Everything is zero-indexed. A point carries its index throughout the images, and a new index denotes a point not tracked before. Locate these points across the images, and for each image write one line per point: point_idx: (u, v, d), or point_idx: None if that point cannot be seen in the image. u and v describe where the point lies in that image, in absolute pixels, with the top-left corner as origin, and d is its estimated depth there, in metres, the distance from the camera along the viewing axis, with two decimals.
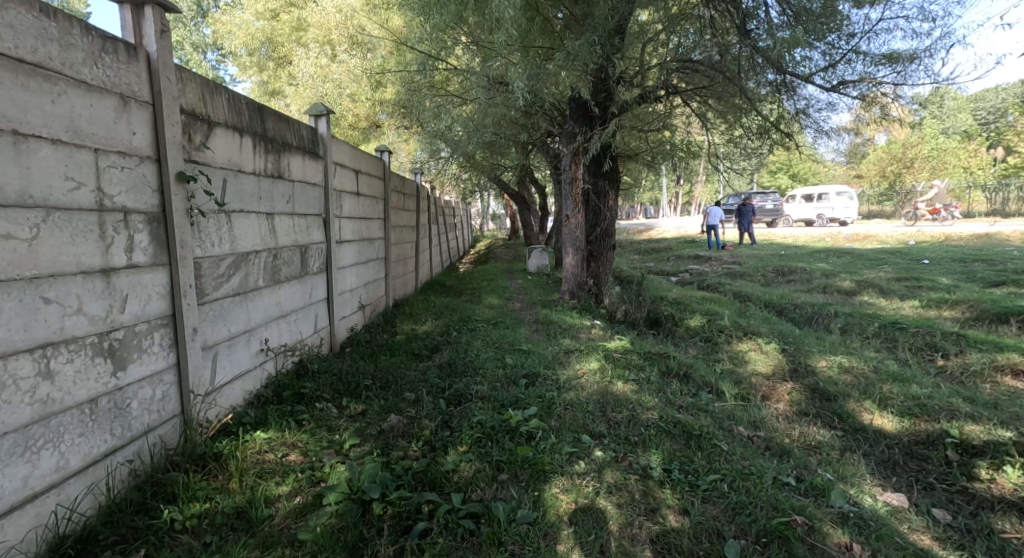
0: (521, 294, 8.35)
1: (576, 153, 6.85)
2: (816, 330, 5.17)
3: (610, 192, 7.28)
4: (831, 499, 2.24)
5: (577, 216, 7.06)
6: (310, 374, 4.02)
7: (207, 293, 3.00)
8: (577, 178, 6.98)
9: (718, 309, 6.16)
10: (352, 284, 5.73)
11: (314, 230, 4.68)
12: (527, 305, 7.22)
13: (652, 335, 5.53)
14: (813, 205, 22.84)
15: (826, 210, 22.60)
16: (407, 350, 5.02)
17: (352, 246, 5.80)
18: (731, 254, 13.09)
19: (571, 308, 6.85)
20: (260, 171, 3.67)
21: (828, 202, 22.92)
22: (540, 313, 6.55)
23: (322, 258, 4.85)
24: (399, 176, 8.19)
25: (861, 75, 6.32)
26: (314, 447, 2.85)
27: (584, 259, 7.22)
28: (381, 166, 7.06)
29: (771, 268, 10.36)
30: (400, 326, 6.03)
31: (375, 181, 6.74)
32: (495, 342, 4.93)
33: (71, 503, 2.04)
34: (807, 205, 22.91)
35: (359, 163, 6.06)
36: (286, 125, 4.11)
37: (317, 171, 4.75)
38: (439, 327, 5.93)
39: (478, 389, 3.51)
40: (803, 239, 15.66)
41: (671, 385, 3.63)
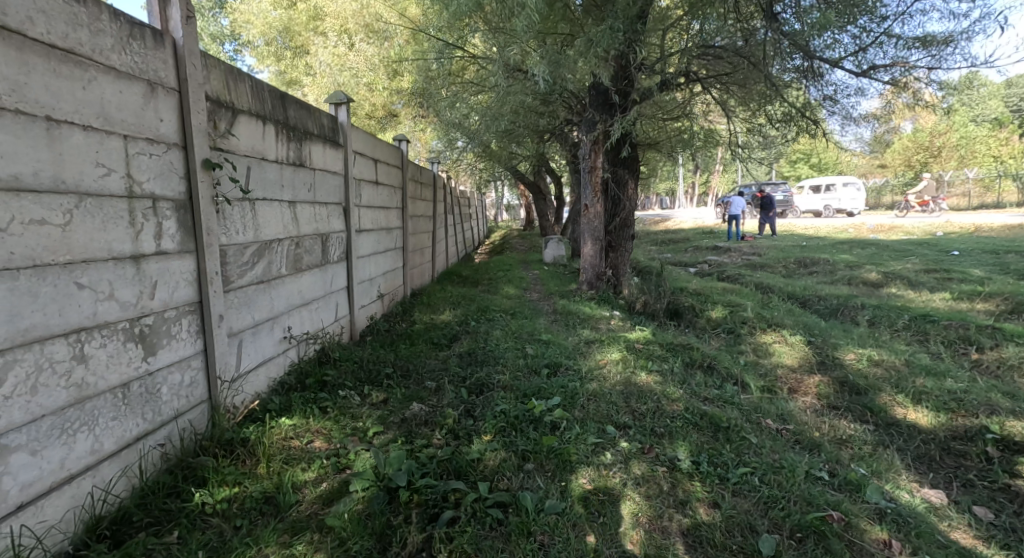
0: (537, 285, 8.32)
1: (596, 142, 6.76)
2: (842, 323, 5.08)
3: (629, 182, 7.20)
4: (867, 495, 2.19)
5: (596, 205, 6.99)
6: (331, 362, 4.04)
7: (232, 280, 3.01)
8: (597, 166, 6.90)
9: (741, 300, 6.07)
10: (370, 273, 5.75)
11: (335, 219, 4.68)
12: (545, 296, 7.19)
13: (673, 326, 5.47)
14: (822, 195, 22.93)
15: (833, 201, 22.67)
16: (426, 340, 5.02)
17: (371, 235, 5.81)
18: (750, 245, 12.92)
19: (590, 299, 6.79)
20: (283, 159, 3.67)
21: (834, 194, 22.95)
22: (558, 303, 6.52)
23: (342, 247, 4.86)
24: (416, 166, 8.18)
25: (894, 59, 6.17)
26: (339, 434, 2.86)
27: (603, 250, 7.17)
28: (399, 155, 7.05)
29: (792, 259, 10.21)
30: (419, 316, 6.04)
31: (393, 170, 6.74)
32: (515, 332, 4.92)
33: (106, 485, 2.07)
34: (815, 196, 23.04)
35: (378, 153, 6.05)
36: (307, 113, 4.10)
37: (337, 159, 4.75)
38: (458, 317, 5.93)
39: (500, 379, 3.50)
40: (825, 230, 15.39)
41: (695, 376, 3.59)
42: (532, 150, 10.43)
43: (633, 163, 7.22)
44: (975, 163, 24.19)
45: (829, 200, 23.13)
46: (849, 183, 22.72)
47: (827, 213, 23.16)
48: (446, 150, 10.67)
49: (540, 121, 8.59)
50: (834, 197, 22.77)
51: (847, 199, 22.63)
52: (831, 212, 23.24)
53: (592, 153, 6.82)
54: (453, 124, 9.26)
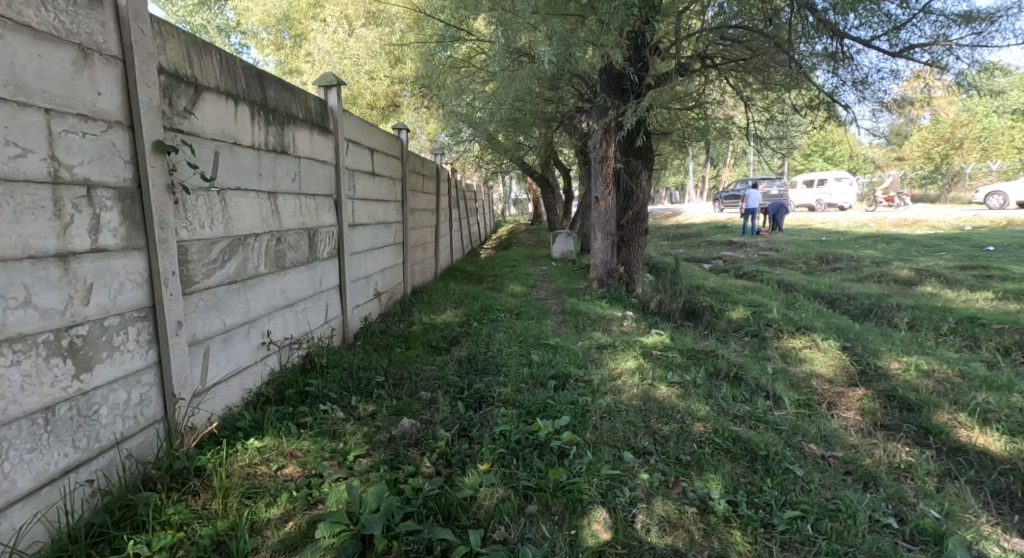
0: (545, 282, 7.93)
1: (608, 129, 6.32)
2: (879, 326, 4.66)
3: (643, 173, 6.78)
4: (949, 550, 1.82)
5: (608, 197, 6.56)
6: (317, 370, 3.68)
7: (195, 281, 2.64)
8: (609, 156, 6.42)
9: (764, 299, 5.66)
10: (366, 270, 5.40)
11: (324, 213, 4.32)
12: (553, 293, 6.81)
13: (691, 328, 5.08)
14: (813, 190, 22.84)
15: (825, 194, 22.74)
16: (424, 343, 4.65)
17: (366, 229, 5.44)
18: (766, 240, 12.46)
19: (601, 297, 6.39)
20: (260, 144, 3.29)
21: (825, 188, 22.87)
22: (567, 302, 6.13)
23: (333, 242, 4.50)
24: (418, 157, 7.80)
25: (933, 38, 5.70)
26: (316, 458, 2.50)
27: (615, 245, 6.76)
28: (399, 145, 6.68)
29: (812, 255, 9.76)
30: (418, 315, 5.67)
31: (392, 160, 6.36)
32: (520, 334, 4.54)
33: (14, 533, 1.72)
34: (807, 191, 23.02)
35: (374, 142, 5.66)
36: (289, 95, 3.72)
37: (327, 147, 4.37)
38: (461, 317, 5.56)
39: (502, 391, 3.12)
40: (845, 224, 14.88)
41: (721, 388, 3.20)
42: (540, 141, 10.01)
43: (647, 153, 6.78)
44: (996, 155, 23.73)
45: (820, 195, 23.04)
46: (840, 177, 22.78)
47: (818, 208, 23.07)
48: (450, 142, 10.28)
49: (546, 107, 8.16)
50: (823, 190, 22.75)
51: (837, 192, 22.80)
52: (824, 206, 23.22)
53: (603, 141, 6.38)
54: (458, 113, 8.87)
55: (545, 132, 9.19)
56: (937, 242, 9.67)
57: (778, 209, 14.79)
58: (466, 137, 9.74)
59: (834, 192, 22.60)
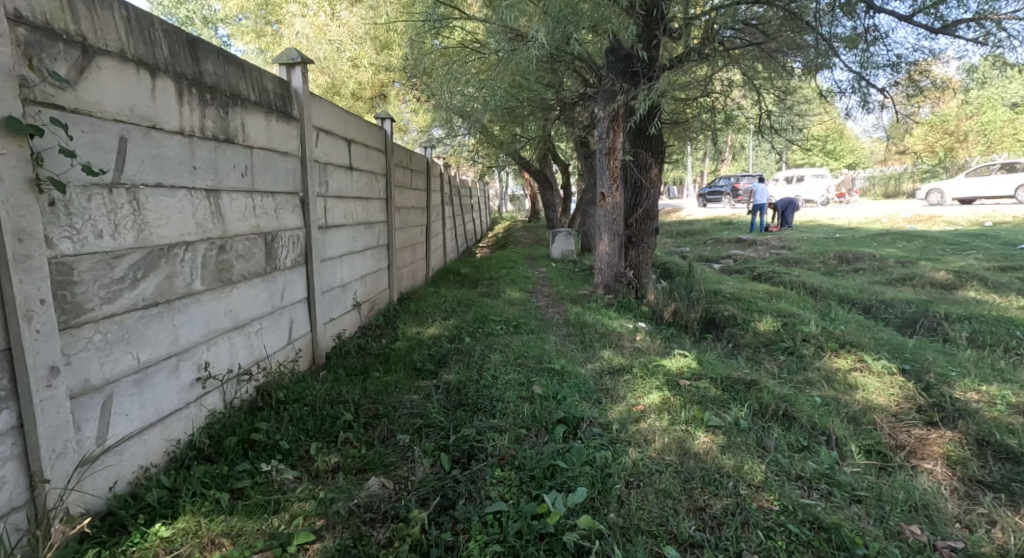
0: (544, 286, 7.31)
1: (616, 118, 5.69)
2: (934, 342, 4.08)
3: (653, 167, 6.15)
4: None
5: (616, 194, 5.93)
6: (272, 407, 3.02)
7: (87, 308, 1.97)
8: (616, 148, 5.78)
9: (794, 309, 5.07)
10: (341, 278, 4.74)
11: (286, 214, 3.65)
12: (554, 300, 6.18)
13: (714, 344, 4.47)
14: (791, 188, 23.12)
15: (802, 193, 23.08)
16: (407, 365, 4.01)
17: (342, 232, 4.78)
18: (777, 238, 11.87)
19: (608, 305, 5.77)
20: (192, 130, 2.62)
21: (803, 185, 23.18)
22: (571, 311, 5.51)
23: (297, 248, 3.83)
24: (406, 151, 7.15)
25: (979, 12, 5.08)
26: (241, 551, 1.86)
27: (622, 246, 6.12)
28: (382, 137, 6.02)
29: (829, 255, 9.18)
30: (403, 329, 5.03)
31: (374, 153, 5.70)
32: (519, 354, 3.91)
33: None
34: (789, 188, 23.12)
35: (351, 132, 5.00)
36: (237, 70, 3.05)
37: (290, 136, 3.69)
38: (452, 330, 4.93)
39: (497, 439, 2.50)
40: (856, 220, 14.30)
41: (771, 431, 2.59)
42: (538, 133, 9.36)
43: (657, 145, 6.15)
44: (1000, 149, 23.44)
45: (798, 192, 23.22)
46: (818, 175, 23.09)
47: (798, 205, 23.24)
48: (442, 134, 9.61)
49: (545, 94, 7.49)
50: (801, 189, 23.07)
51: (813, 189, 23.08)
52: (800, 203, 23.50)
53: (611, 131, 5.74)
54: (449, 104, 8.21)
55: (544, 124, 8.55)
56: (963, 240, 9.10)
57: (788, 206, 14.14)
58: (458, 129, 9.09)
59: (809, 189, 22.91)
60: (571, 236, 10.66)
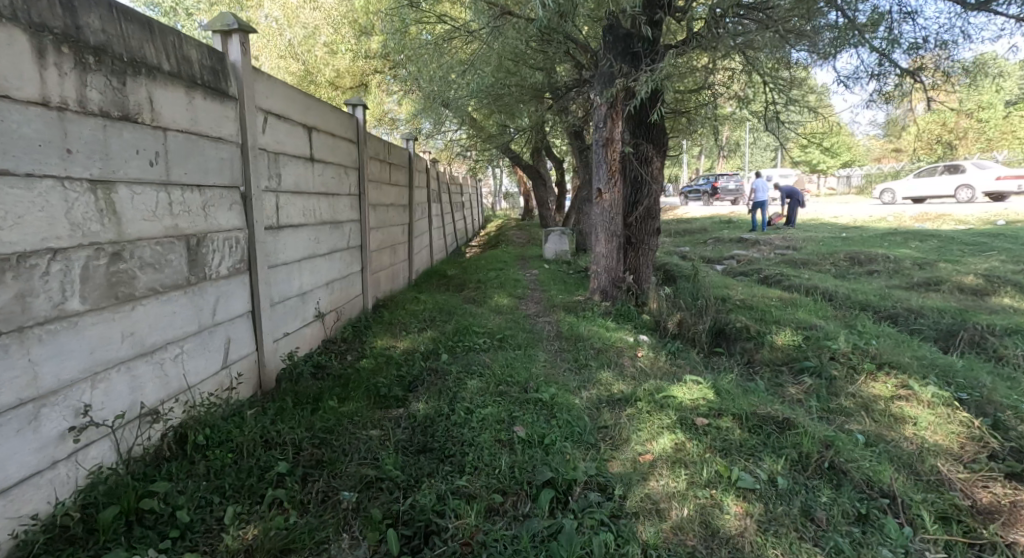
0: (535, 291, 6.73)
1: (615, 105, 5.10)
2: (986, 363, 3.52)
3: (654, 160, 5.57)
4: None
5: (615, 189, 5.34)
6: (187, 455, 2.42)
7: None
8: (614, 138, 5.17)
9: (815, 319, 4.51)
10: (299, 286, 4.13)
11: (218, 213, 3.03)
12: (546, 308, 5.60)
13: (727, 363, 3.90)
14: None
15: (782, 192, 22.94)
16: (369, 391, 3.41)
17: (300, 233, 4.17)
18: (781, 237, 11.32)
19: (604, 314, 5.20)
20: (67, 103, 2.01)
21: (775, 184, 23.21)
22: (564, 321, 4.93)
23: (236, 254, 3.21)
24: (383, 142, 6.55)
25: None
26: None
27: (620, 248, 5.54)
28: (352, 127, 5.41)
29: (839, 255, 8.62)
30: (372, 344, 4.43)
31: (342, 144, 5.08)
32: (502, 377, 3.33)
33: None
34: None
35: (312, 119, 4.39)
36: (144, 32, 2.44)
37: (224, 119, 3.07)
38: (429, 345, 4.34)
39: (462, 512, 1.92)
40: (862, 218, 13.76)
41: (818, 494, 2.03)
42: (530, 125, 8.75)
43: (659, 136, 5.58)
44: (1001, 145, 23.07)
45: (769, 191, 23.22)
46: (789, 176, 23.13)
47: None
48: (427, 125, 8.97)
49: (536, 79, 6.86)
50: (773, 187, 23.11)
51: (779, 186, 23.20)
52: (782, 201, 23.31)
53: (608, 119, 5.15)
54: (432, 91, 7.57)
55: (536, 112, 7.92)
56: (982, 240, 8.57)
57: (794, 198, 13.55)
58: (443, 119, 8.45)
59: None
60: (565, 235, 10.07)
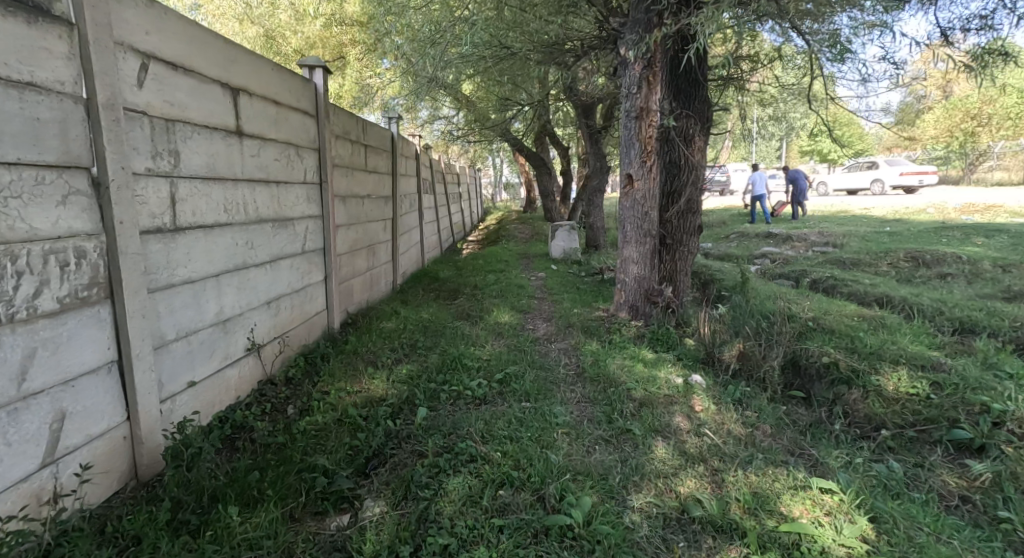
0: (544, 303, 5.53)
1: (653, 64, 3.85)
2: None
3: (695, 138, 4.36)
4: None
5: (650, 176, 4.11)
6: None
7: None
8: (650, 110, 3.93)
9: (930, 353, 3.35)
10: (215, 314, 2.93)
11: (34, 211, 1.84)
12: (560, 328, 4.42)
13: (832, 436, 2.74)
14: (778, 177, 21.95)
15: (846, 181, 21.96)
16: (302, 487, 2.23)
17: (220, 237, 2.96)
18: (818, 232, 10.13)
19: (635, 338, 4.03)
20: None
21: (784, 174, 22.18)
22: (586, 352, 3.76)
23: (79, 278, 2.00)
24: (355, 120, 5.30)
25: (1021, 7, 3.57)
26: None
27: (653, 252, 4.34)
28: (309, 95, 4.18)
29: (897, 254, 7.45)
30: (329, 388, 3.25)
31: (291, 117, 3.87)
32: (507, 469, 2.17)
33: None
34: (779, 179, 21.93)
35: (238, 77, 3.15)
36: None
37: (41, 53, 1.86)
38: (404, 392, 3.16)
39: None
40: (898, 210, 12.61)
41: None
42: (537, 100, 7.51)
43: (701, 108, 4.36)
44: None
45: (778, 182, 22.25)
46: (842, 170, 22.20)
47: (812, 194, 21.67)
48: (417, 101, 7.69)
49: (549, 32, 5.54)
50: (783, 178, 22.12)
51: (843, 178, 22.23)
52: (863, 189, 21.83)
53: (643, 84, 3.91)
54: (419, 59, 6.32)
55: (546, 73, 6.61)
56: None
57: (793, 183, 12.68)
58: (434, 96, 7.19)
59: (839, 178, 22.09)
60: (575, 231, 8.86)
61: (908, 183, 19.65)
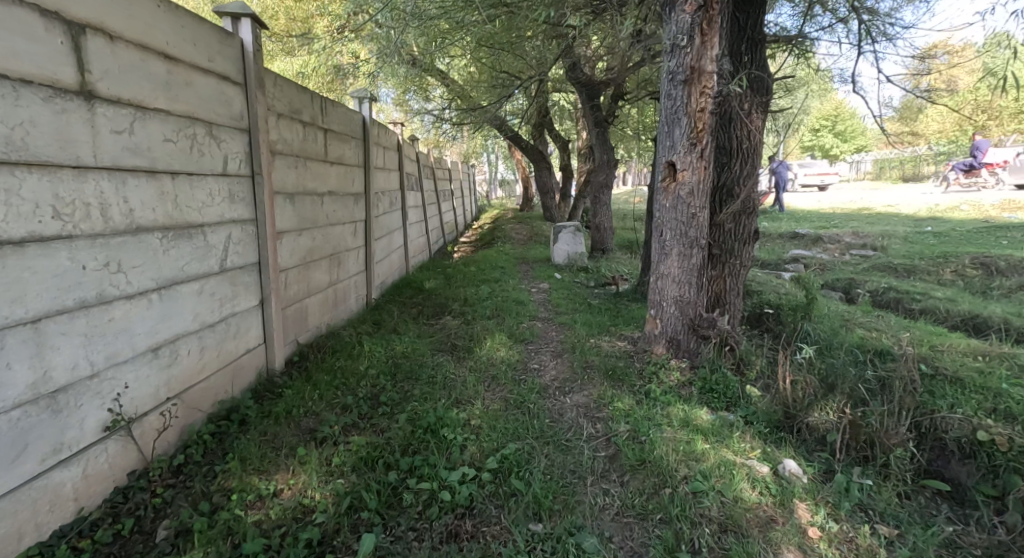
0: (550, 327, 4.45)
1: (710, 7, 2.76)
2: None
3: (751, 116, 3.30)
4: None
5: (702, 165, 3.01)
6: None
7: None
8: (705, 71, 2.83)
9: None
10: (35, 386, 1.82)
11: None
12: (576, 367, 3.33)
13: None
14: None
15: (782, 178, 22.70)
16: None
17: (46, 264, 1.86)
18: (851, 232, 9.11)
19: (680, 389, 2.96)
20: None
21: None
22: (616, 412, 2.69)
23: None
24: (308, 97, 4.17)
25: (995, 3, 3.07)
26: None
27: (700, 268, 3.24)
28: (232, 54, 3.06)
29: (959, 259, 6.42)
30: (232, 485, 2.15)
31: (199, 80, 2.74)
32: None
33: None
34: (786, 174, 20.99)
35: (85, 6, 2.02)
36: None
37: None
38: (347, 495, 2.08)
39: None
40: (930, 207, 11.59)
41: None
42: (536, 67, 6.33)
43: (759, 75, 3.30)
44: None
45: None
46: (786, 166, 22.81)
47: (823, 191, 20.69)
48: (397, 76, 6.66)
49: None
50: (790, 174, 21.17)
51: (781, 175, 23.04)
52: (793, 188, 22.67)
53: (695, 33, 2.80)
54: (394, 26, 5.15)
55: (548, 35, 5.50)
56: None
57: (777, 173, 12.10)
58: (416, 64, 6.03)
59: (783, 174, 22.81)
60: (581, 233, 7.68)
61: (812, 182, 21.75)
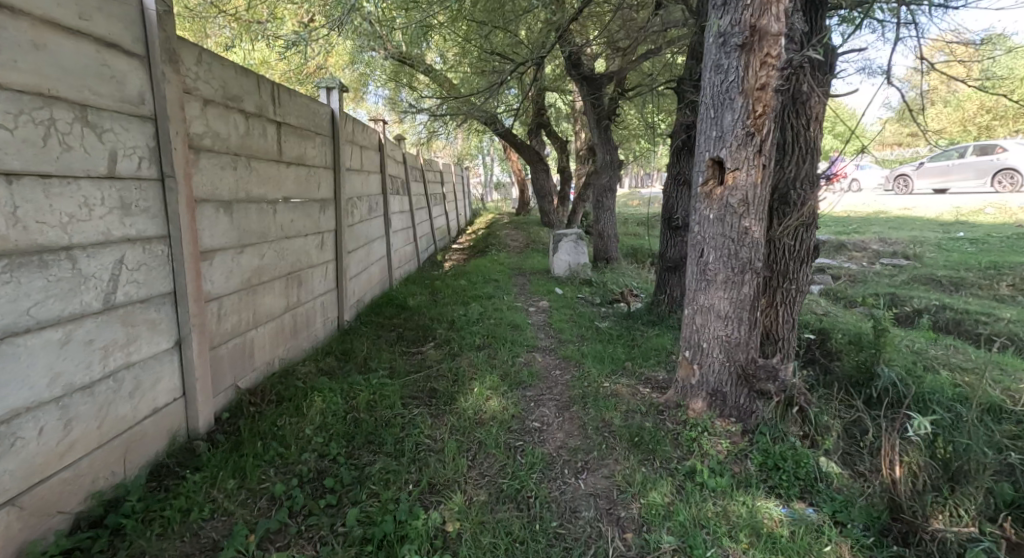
0: (553, 361, 3.66)
1: None
2: None
3: (814, 101, 2.59)
4: None
5: (761, 163, 2.23)
6: None
7: None
8: (773, 28, 2.07)
9: None
10: None
11: None
12: (589, 429, 2.55)
13: None
14: None
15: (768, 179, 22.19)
16: None
17: None
18: (877, 239, 8.34)
19: (731, 470, 2.20)
20: None
21: None
22: (654, 515, 1.97)
23: None
24: (252, 82, 3.36)
25: None
26: None
27: (753, 300, 2.45)
28: (125, 15, 2.26)
29: (1017, 271, 5.66)
30: None
31: (59, 41, 1.97)
32: None
33: None
34: None
35: None
36: None
37: None
38: None
39: None
40: (957, 210, 10.85)
41: None
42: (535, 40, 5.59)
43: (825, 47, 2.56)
44: None
45: None
46: None
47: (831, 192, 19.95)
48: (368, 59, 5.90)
49: None
50: None
51: None
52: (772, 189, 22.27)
53: None
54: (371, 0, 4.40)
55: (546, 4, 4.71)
56: None
57: None
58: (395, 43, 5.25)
59: None
60: (583, 242, 7.00)
61: None
